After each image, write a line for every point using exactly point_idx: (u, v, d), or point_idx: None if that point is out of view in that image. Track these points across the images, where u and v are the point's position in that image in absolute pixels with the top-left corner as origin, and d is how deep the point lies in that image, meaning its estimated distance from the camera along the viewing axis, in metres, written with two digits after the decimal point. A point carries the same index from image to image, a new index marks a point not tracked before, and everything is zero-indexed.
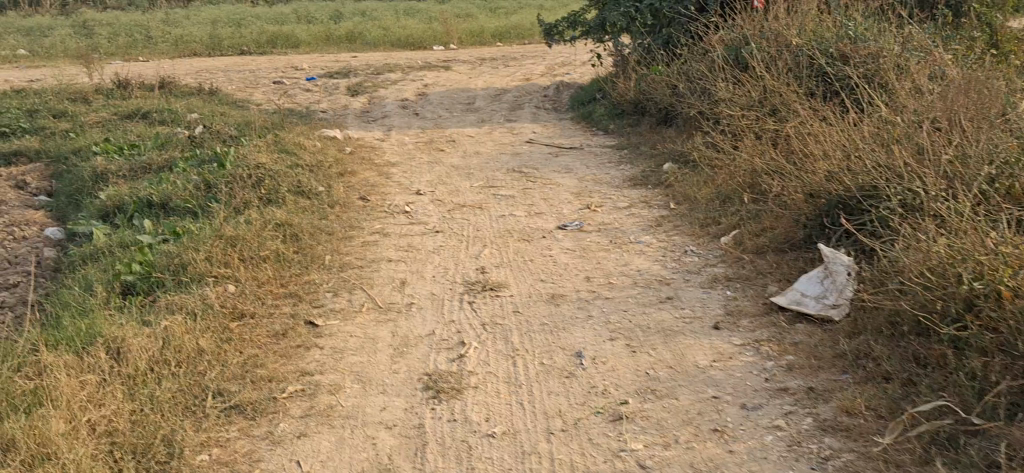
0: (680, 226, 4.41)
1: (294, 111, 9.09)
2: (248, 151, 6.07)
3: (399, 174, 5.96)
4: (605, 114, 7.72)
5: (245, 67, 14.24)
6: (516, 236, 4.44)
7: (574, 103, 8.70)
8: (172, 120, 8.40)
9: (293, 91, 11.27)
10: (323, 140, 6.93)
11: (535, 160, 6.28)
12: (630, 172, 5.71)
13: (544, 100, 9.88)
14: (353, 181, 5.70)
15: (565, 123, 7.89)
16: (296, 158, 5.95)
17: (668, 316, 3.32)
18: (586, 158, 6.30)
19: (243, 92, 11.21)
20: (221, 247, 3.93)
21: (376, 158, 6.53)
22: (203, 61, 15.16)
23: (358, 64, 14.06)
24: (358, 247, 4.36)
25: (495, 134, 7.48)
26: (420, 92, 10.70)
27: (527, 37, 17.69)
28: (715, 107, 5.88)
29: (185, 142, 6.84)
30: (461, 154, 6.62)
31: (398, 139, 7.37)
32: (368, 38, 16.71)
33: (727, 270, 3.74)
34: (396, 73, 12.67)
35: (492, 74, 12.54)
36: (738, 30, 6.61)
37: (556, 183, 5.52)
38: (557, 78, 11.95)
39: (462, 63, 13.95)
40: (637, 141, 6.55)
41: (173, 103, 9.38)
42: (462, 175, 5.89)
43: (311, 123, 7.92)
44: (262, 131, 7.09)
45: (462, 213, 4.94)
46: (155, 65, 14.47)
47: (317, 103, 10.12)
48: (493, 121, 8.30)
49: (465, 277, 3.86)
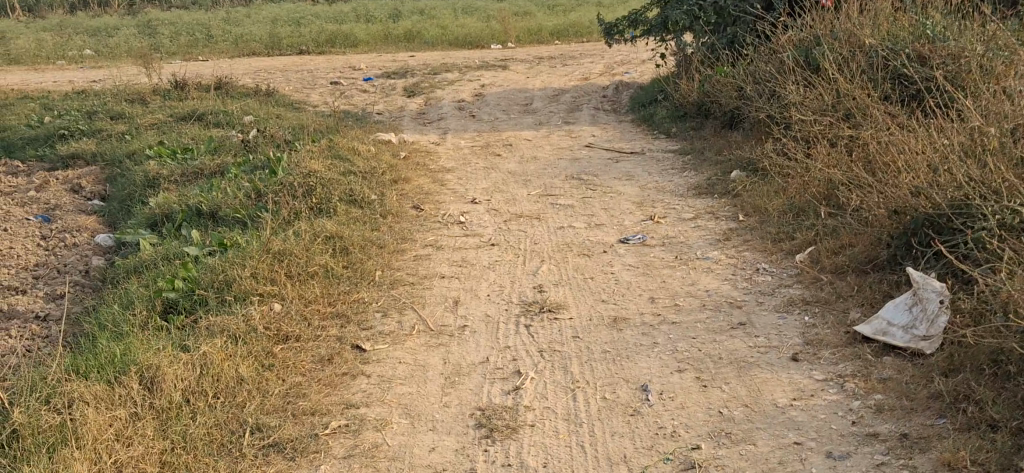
0: (751, 241, 4.14)
1: (350, 113, 8.96)
2: (300, 156, 5.92)
3: (454, 181, 5.76)
4: (667, 116, 7.44)
5: (303, 67, 14.18)
6: (575, 251, 4.21)
7: (634, 104, 8.43)
8: (227, 123, 8.32)
9: (350, 92, 11.15)
10: (377, 144, 6.76)
11: (595, 166, 6.04)
12: (695, 180, 5.44)
13: (604, 101, 9.61)
14: (406, 189, 5.52)
15: (626, 126, 7.63)
16: (348, 164, 5.79)
17: (741, 345, 3.07)
18: (648, 164, 6.04)
19: (299, 92, 11.13)
20: (268, 263, 3.77)
21: (430, 163, 6.35)
22: (261, 61, 15.16)
23: (415, 64, 13.92)
24: (410, 263, 4.17)
25: (553, 138, 7.24)
26: (477, 93, 10.52)
27: (586, 35, 17.38)
28: (785, 111, 5.57)
29: (238, 147, 6.73)
30: (518, 159, 6.40)
31: (454, 143, 7.18)
32: (426, 37, 16.59)
33: (803, 292, 3.47)
34: (453, 73, 12.49)
35: (550, 74, 12.30)
36: (809, 30, 6.29)
37: (617, 192, 5.27)
38: (617, 78, 11.67)
39: (520, 62, 13.72)
40: (702, 146, 6.27)
41: (228, 104, 9.31)
42: (519, 182, 5.67)
43: (365, 126, 7.76)
44: (316, 135, 6.95)
45: (519, 224, 4.72)
46: (214, 66, 14.49)
47: (373, 104, 9.99)
48: (551, 123, 8.06)
49: (521, 297, 3.64)
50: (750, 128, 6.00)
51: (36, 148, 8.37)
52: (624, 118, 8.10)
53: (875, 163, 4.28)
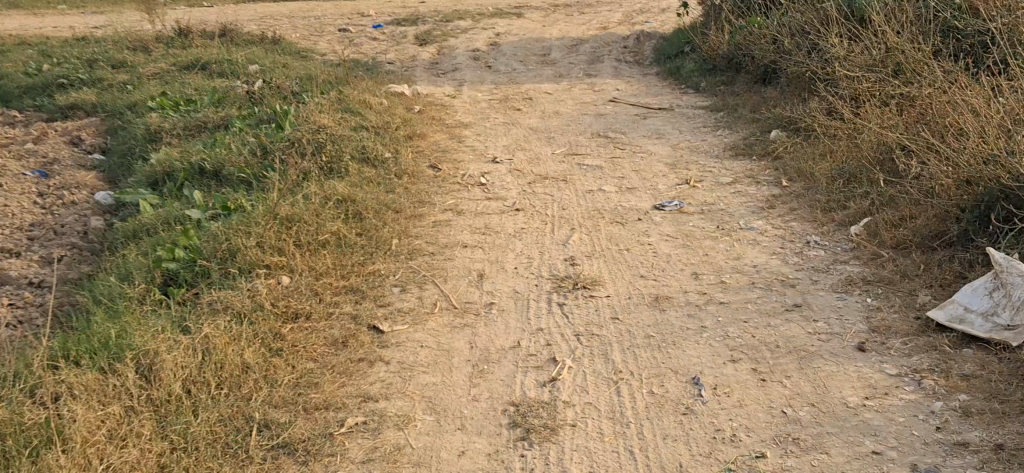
0: (797, 210, 3.82)
1: (360, 63, 8.60)
2: (309, 110, 5.59)
3: (473, 138, 5.44)
4: (695, 69, 7.08)
5: (311, 14, 13.76)
6: (607, 218, 3.90)
7: (658, 55, 8.05)
8: (233, 72, 7.98)
9: (360, 40, 10.77)
10: (390, 97, 6.42)
11: (622, 123, 5.70)
12: (730, 139, 5.10)
13: (624, 52, 9.22)
14: (422, 146, 5.19)
15: (650, 80, 7.26)
16: (361, 119, 5.46)
17: (799, 331, 2.77)
18: (678, 122, 5.70)
19: (308, 40, 10.74)
20: (275, 230, 3.48)
21: (447, 117, 6.01)
22: (268, 7, 14.73)
23: (427, 11, 13.49)
24: (429, 229, 3.87)
25: (574, 91, 6.89)
26: (492, 42, 10.12)
27: None
28: (826, 66, 5.22)
29: (244, 98, 6.40)
30: (539, 114, 6.06)
31: (470, 96, 6.83)
32: None
33: (862, 270, 3.16)
34: (467, 21, 12.07)
35: (566, 22, 11.87)
36: None
37: (648, 151, 4.94)
38: (636, 26, 11.25)
39: (535, 10, 13.28)
40: (734, 102, 5.92)
41: (234, 53, 8.95)
42: (541, 139, 5.35)
43: (377, 77, 7.42)
44: (325, 87, 6.61)
45: (544, 187, 4.41)
46: (219, 12, 14.08)
47: (384, 53, 9.62)
48: (572, 75, 7.70)
49: (551, 271, 3.35)
50: (787, 84, 5.65)
51: (35, 97, 8.05)
52: (648, 71, 7.73)
53: (934, 126, 3.95)
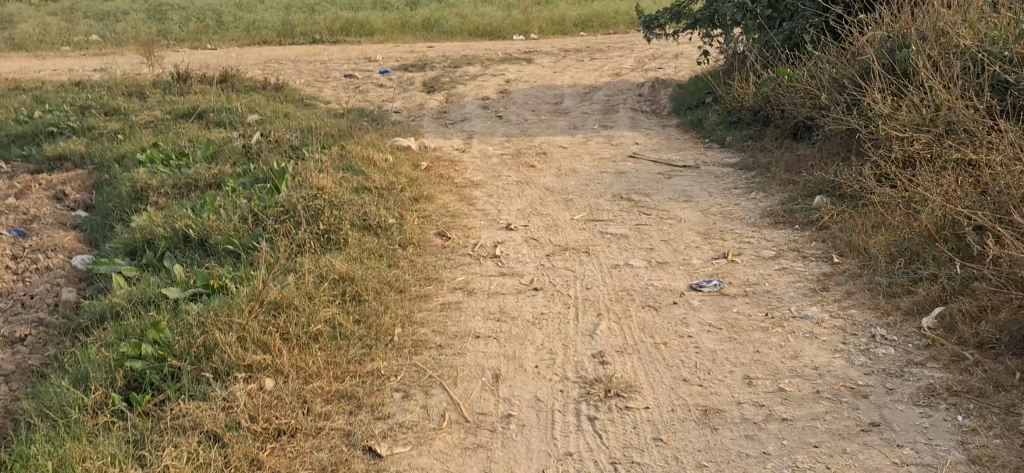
0: (856, 293, 3.36)
1: (364, 112, 8.21)
2: (307, 168, 5.17)
3: (484, 200, 5.00)
4: (719, 122, 6.65)
5: (315, 58, 13.43)
6: (637, 301, 3.44)
7: (679, 106, 7.64)
8: (230, 122, 7.58)
9: (365, 86, 10.39)
10: (394, 151, 5.99)
11: (646, 183, 5.26)
12: (767, 204, 4.65)
13: (640, 101, 8.80)
14: (429, 209, 4.74)
15: (671, 133, 6.83)
16: (363, 179, 5.03)
17: (880, 463, 2.31)
18: (706, 182, 5.26)
19: (312, 86, 10.37)
20: (259, 320, 3.04)
21: (455, 175, 5.58)
22: (272, 50, 14.41)
23: (434, 55, 13.17)
24: (437, 313, 3.39)
25: (591, 145, 6.45)
26: (502, 89, 9.74)
27: (611, 26, 16.53)
28: (870, 124, 4.78)
29: (238, 152, 5.97)
30: (554, 172, 5.63)
31: (480, 150, 6.41)
32: (445, 26, 15.85)
33: (945, 378, 2.69)
34: (475, 67, 11.71)
35: (577, 68, 11.50)
36: (890, 26, 5.48)
37: (676, 218, 4.49)
38: (650, 73, 10.88)
39: (545, 55, 12.93)
40: (766, 160, 5.48)
41: (233, 100, 8.56)
42: (558, 202, 4.90)
43: (381, 128, 6.99)
44: (326, 141, 6.19)
45: (564, 260, 3.96)
46: (222, 55, 13.76)
47: (389, 101, 9.23)
48: (587, 127, 7.27)
49: (578, 372, 2.89)
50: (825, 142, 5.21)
51: (22, 146, 7.65)
52: (668, 122, 7.31)
53: (1007, 199, 3.49)
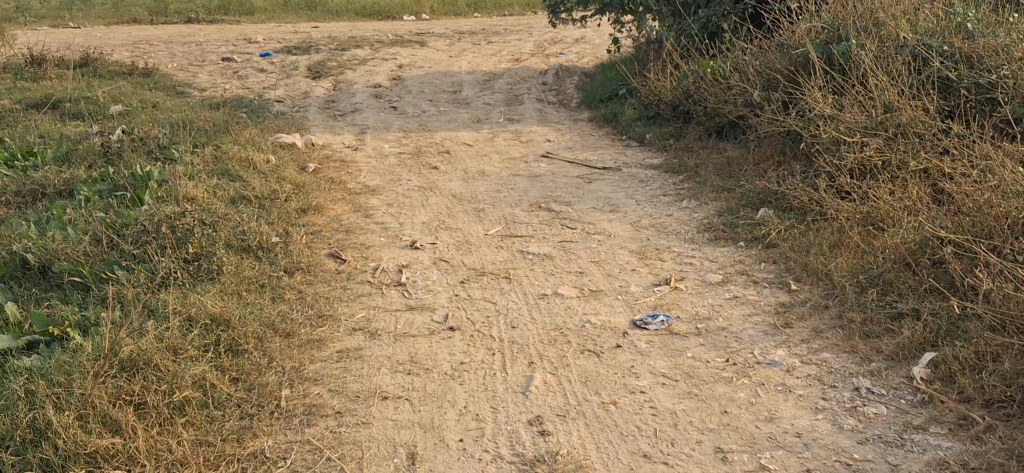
0: (826, 333, 2.90)
1: (244, 101, 7.45)
2: (176, 174, 4.43)
3: (384, 210, 4.39)
4: (635, 118, 6.19)
5: (190, 39, 12.45)
6: (573, 344, 2.90)
7: (588, 97, 7.16)
8: (90, 113, 6.72)
9: (245, 71, 9.56)
10: (278, 151, 5.30)
11: (564, 188, 4.73)
12: (702, 216, 4.18)
13: (544, 90, 8.28)
14: (320, 223, 4.10)
15: (583, 128, 6.33)
16: (243, 188, 4.35)
17: None
18: (630, 188, 4.76)
19: (186, 71, 9.48)
20: (109, 386, 2.35)
21: (349, 178, 4.95)
22: (143, 30, 13.35)
23: (320, 37, 12.38)
24: (333, 365, 2.78)
25: (499, 142, 5.89)
26: (396, 76, 9.09)
27: (505, 7, 15.98)
28: (810, 127, 4.36)
29: (95, 152, 5.18)
30: (461, 175, 5.05)
31: (376, 147, 5.77)
32: (331, 6, 15.04)
33: (954, 448, 2.25)
34: (365, 50, 10.99)
35: (474, 53, 10.91)
36: (820, 18, 5.09)
37: (605, 234, 3.97)
38: (551, 60, 10.40)
39: (438, 38, 12.28)
40: (692, 162, 5.02)
41: (94, 88, 7.65)
42: (468, 212, 4.33)
43: (262, 121, 6.27)
44: (199, 139, 5.45)
45: (482, 288, 3.39)
46: (87, 35, 12.64)
47: (272, 88, 8.47)
48: (491, 120, 6.70)
49: (514, 448, 2.33)
50: (757, 145, 4.79)
51: None
52: (578, 116, 6.81)
53: (984, 219, 3.09)
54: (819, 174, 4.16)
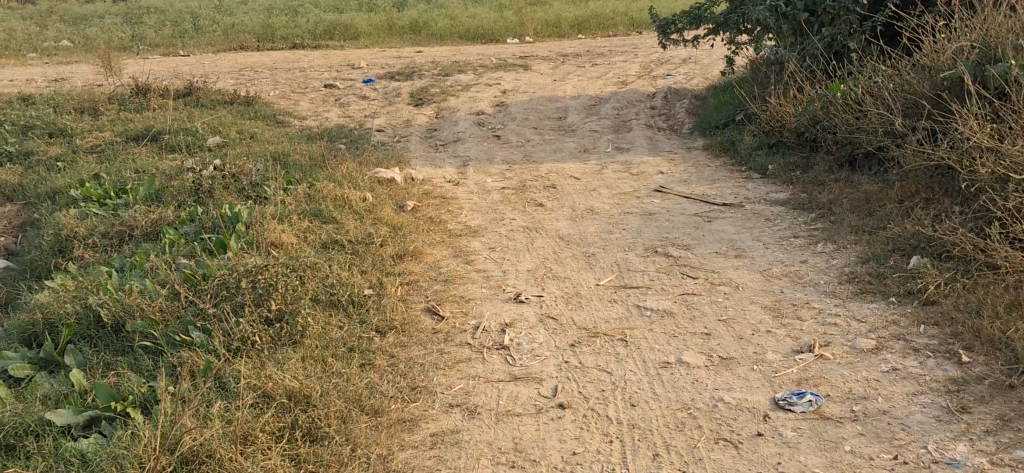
0: (1016, 421, 2.40)
1: (342, 131, 7.23)
2: (265, 217, 4.18)
3: (485, 255, 4.03)
4: (755, 146, 5.70)
5: (295, 65, 12.44)
6: (705, 430, 2.48)
7: (702, 123, 6.69)
8: (188, 146, 6.59)
9: (346, 98, 9.40)
10: (375, 188, 5.01)
11: (682, 229, 4.29)
12: (843, 263, 3.68)
13: (654, 115, 7.84)
14: (416, 272, 3.76)
15: (699, 158, 5.86)
16: (335, 232, 4.05)
17: None
18: (755, 227, 4.29)
19: (287, 99, 9.37)
20: None
21: (447, 217, 4.62)
22: (250, 56, 13.43)
23: (422, 61, 12.22)
24: (426, 453, 2.43)
25: (608, 175, 5.48)
26: (498, 101, 8.78)
27: (609, 28, 15.61)
28: (967, 159, 3.81)
29: (186, 189, 4.98)
30: (568, 214, 4.67)
31: (478, 181, 5.43)
32: (434, 28, 14.91)
33: None
34: (467, 75, 10.74)
35: (578, 76, 10.54)
36: (971, 34, 4.52)
37: (731, 284, 3.52)
38: (659, 82, 9.94)
39: (542, 61, 11.97)
40: (825, 197, 4.51)
41: (194, 118, 7.56)
42: (577, 257, 3.93)
43: (360, 154, 6.01)
44: (294, 175, 5.21)
45: (595, 353, 2.98)
46: (195, 63, 12.78)
47: (372, 116, 8.25)
48: (600, 149, 6.30)
49: None
50: (903, 179, 4.26)
51: None
52: (693, 143, 6.34)
53: None
54: (980, 215, 3.62)
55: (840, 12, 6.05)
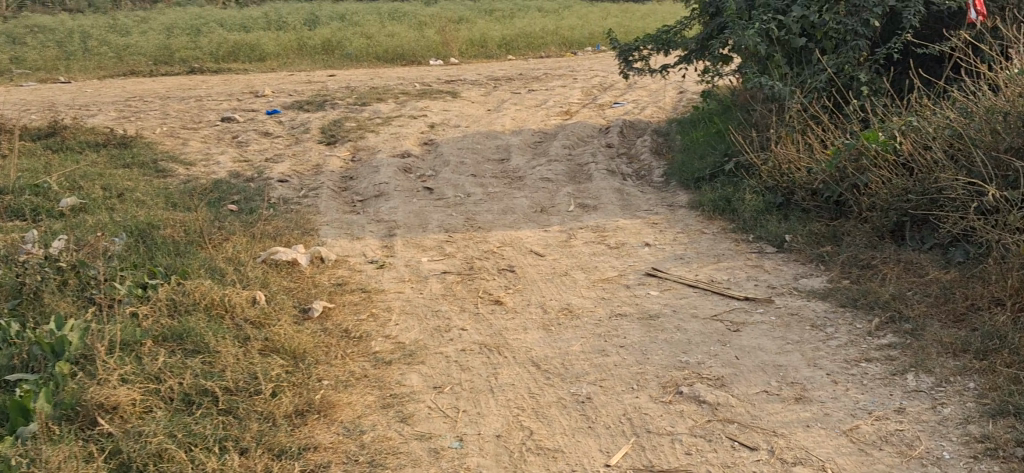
0: None
1: (238, 186, 5.87)
2: (102, 349, 2.77)
3: (429, 401, 2.75)
4: (759, 207, 4.55)
5: (192, 93, 10.97)
6: None
7: (680, 172, 5.52)
8: (36, 209, 5.09)
9: (246, 137, 8.01)
10: (272, 282, 3.69)
11: (706, 347, 3.05)
12: (961, 415, 2.51)
13: (613, 156, 6.67)
14: (327, 446, 2.47)
15: (687, 222, 4.68)
16: (206, 377, 2.73)
17: None
18: (803, 340, 3.09)
19: (176, 137, 7.93)
20: None
21: (371, 327, 3.33)
22: (140, 83, 11.89)
23: (336, 88, 10.87)
24: None
25: (580, 250, 4.26)
26: (426, 139, 7.52)
27: (539, 48, 14.53)
28: None
29: (5, 288, 3.51)
30: (538, 317, 3.41)
31: (410, 261, 4.15)
32: (350, 49, 13.58)
33: None
34: (388, 104, 9.44)
35: (514, 104, 9.34)
36: None
37: (814, 464, 2.32)
38: (606, 112, 8.81)
39: (471, 86, 10.75)
40: (885, 292, 3.36)
41: (51, 170, 6.07)
42: (567, 406, 2.69)
43: (256, 221, 4.68)
44: (160, 262, 3.84)
45: None
46: (76, 92, 11.20)
47: (276, 160, 6.89)
48: (559, 208, 5.07)
49: None
50: (999, 272, 3.14)
51: None
52: (673, 199, 5.16)
53: None
54: None
55: (845, 38, 5.19)
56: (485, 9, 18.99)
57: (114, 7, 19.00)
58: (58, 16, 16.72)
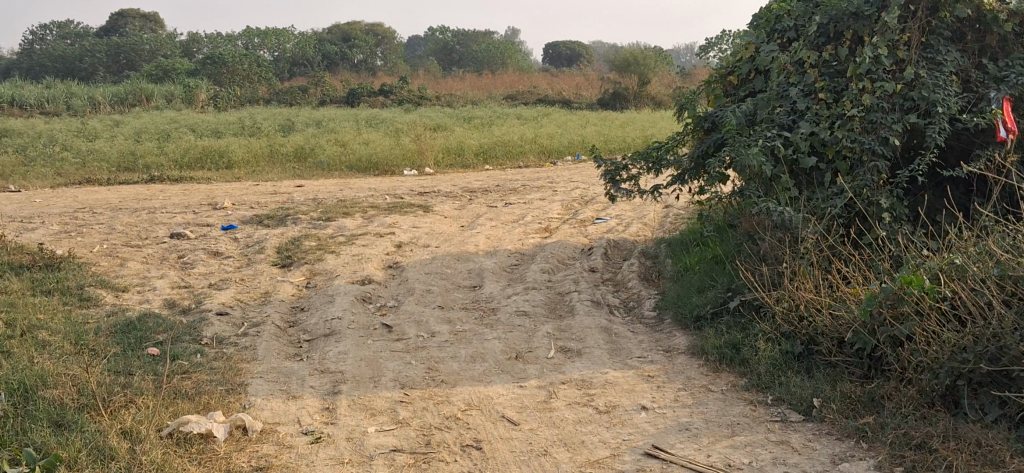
0: None
1: (167, 320, 5.09)
2: None
3: None
4: (776, 358, 3.83)
5: (147, 204, 10.26)
6: None
7: (677, 307, 4.82)
8: None
9: (192, 257, 7.24)
10: None
11: None
12: None
13: (597, 282, 5.96)
14: None
15: (689, 374, 3.94)
16: None
17: None
18: None
19: (114, 257, 7.16)
20: None
21: None
22: (94, 191, 11.18)
23: (301, 200, 10.21)
24: None
25: (561, 415, 3.49)
26: (391, 261, 6.80)
27: (518, 156, 14.01)
28: None
29: None
30: None
31: (354, 432, 3.36)
32: (322, 156, 13.00)
33: None
34: (354, 219, 8.76)
35: (490, 219, 8.68)
36: None
37: None
38: (588, 228, 8.16)
39: (444, 198, 10.10)
40: None
41: None
42: None
43: (171, 373, 3.88)
44: (33, 438, 3.04)
45: None
46: (25, 201, 10.47)
47: (220, 287, 6.13)
48: (537, 353, 4.32)
49: None
50: None
51: None
52: (669, 342, 4.43)
53: None
54: None
55: (861, 157, 4.57)
56: (463, 116, 18.61)
57: (90, 110, 18.48)
58: (23, 120, 16.13)
